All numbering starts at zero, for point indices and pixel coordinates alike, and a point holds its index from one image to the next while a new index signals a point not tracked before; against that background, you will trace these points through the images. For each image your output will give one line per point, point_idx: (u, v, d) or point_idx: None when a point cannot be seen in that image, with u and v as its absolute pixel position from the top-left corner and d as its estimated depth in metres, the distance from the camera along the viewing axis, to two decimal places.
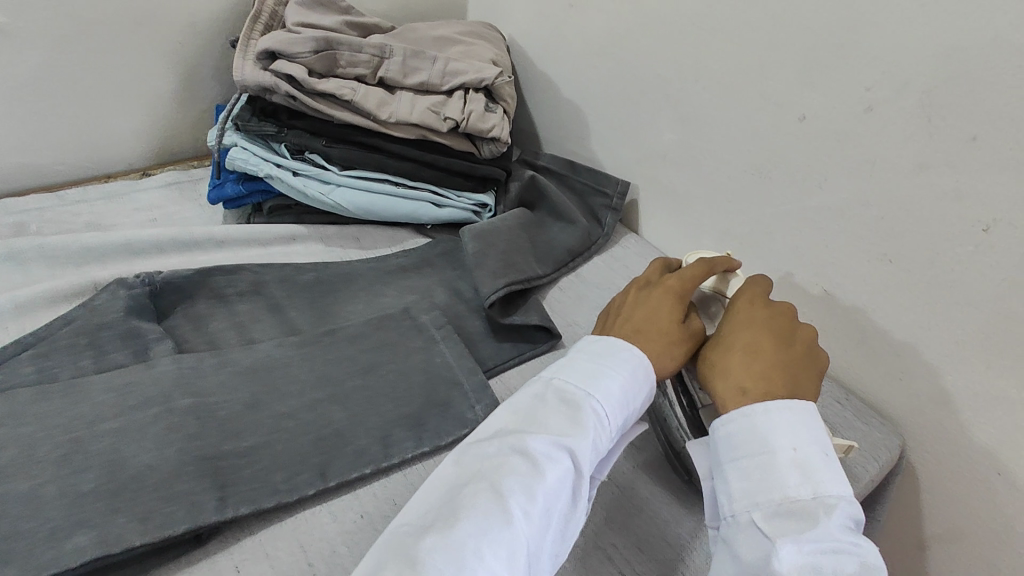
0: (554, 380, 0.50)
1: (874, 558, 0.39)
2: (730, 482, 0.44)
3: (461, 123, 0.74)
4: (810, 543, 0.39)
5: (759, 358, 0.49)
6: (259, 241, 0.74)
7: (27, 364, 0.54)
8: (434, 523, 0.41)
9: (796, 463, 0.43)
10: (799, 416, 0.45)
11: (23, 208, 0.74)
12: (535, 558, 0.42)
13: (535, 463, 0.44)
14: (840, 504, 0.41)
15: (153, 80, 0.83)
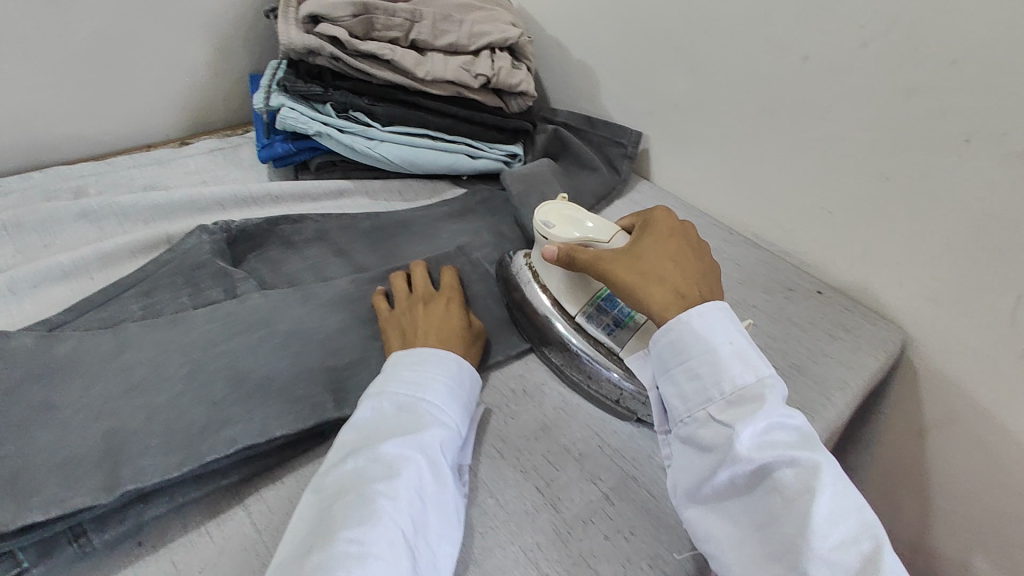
0: (380, 391, 0.50)
1: (806, 424, 0.46)
2: (678, 387, 0.49)
3: (492, 78, 0.80)
4: (760, 423, 0.44)
5: (689, 271, 0.54)
6: (310, 197, 0.79)
7: (133, 302, 0.60)
8: (316, 539, 0.41)
9: (733, 353, 0.47)
10: (722, 314, 0.50)
11: (78, 174, 0.78)
12: (424, 552, 0.42)
13: (401, 466, 0.44)
14: (772, 385, 0.47)
15: (189, 50, 0.85)
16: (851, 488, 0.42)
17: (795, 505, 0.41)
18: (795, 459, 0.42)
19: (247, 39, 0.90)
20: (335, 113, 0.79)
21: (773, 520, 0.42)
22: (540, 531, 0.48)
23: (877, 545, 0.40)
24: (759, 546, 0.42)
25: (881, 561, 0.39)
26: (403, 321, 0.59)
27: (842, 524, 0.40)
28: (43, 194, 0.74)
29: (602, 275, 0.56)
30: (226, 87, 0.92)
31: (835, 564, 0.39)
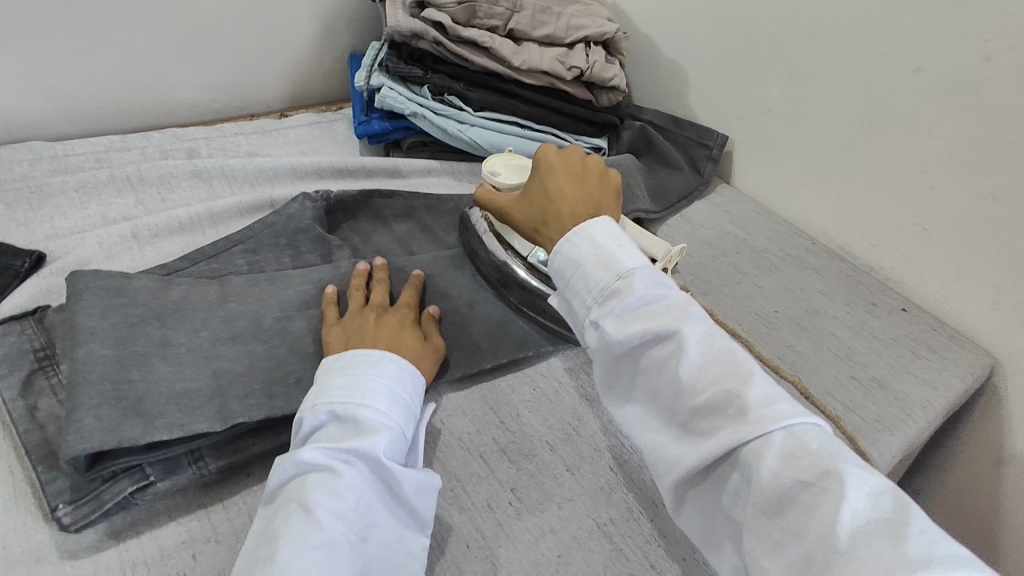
0: (316, 404, 0.46)
1: (679, 299, 0.47)
2: (573, 305, 0.51)
3: (586, 71, 0.81)
4: (625, 310, 0.47)
5: (566, 198, 0.56)
6: (401, 175, 0.82)
7: (241, 258, 0.65)
8: (255, 560, 0.38)
9: (597, 260, 0.49)
10: (592, 225, 0.51)
11: (191, 136, 0.83)
12: (369, 559, 0.40)
13: (337, 475, 0.41)
14: (637, 271, 0.48)
15: (299, 28, 0.90)
16: (716, 338, 0.44)
17: (671, 373, 0.44)
18: (655, 332, 0.45)
19: (351, 20, 0.94)
20: (431, 95, 0.82)
21: (664, 388, 0.44)
22: (615, 509, 0.49)
23: (745, 379, 0.42)
24: (665, 415, 0.45)
25: (744, 392, 0.41)
26: (350, 327, 0.53)
27: (711, 374, 0.43)
28: (159, 152, 0.79)
29: (515, 225, 0.61)
30: (326, 65, 0.96)
31: (710, 411, 0.42)
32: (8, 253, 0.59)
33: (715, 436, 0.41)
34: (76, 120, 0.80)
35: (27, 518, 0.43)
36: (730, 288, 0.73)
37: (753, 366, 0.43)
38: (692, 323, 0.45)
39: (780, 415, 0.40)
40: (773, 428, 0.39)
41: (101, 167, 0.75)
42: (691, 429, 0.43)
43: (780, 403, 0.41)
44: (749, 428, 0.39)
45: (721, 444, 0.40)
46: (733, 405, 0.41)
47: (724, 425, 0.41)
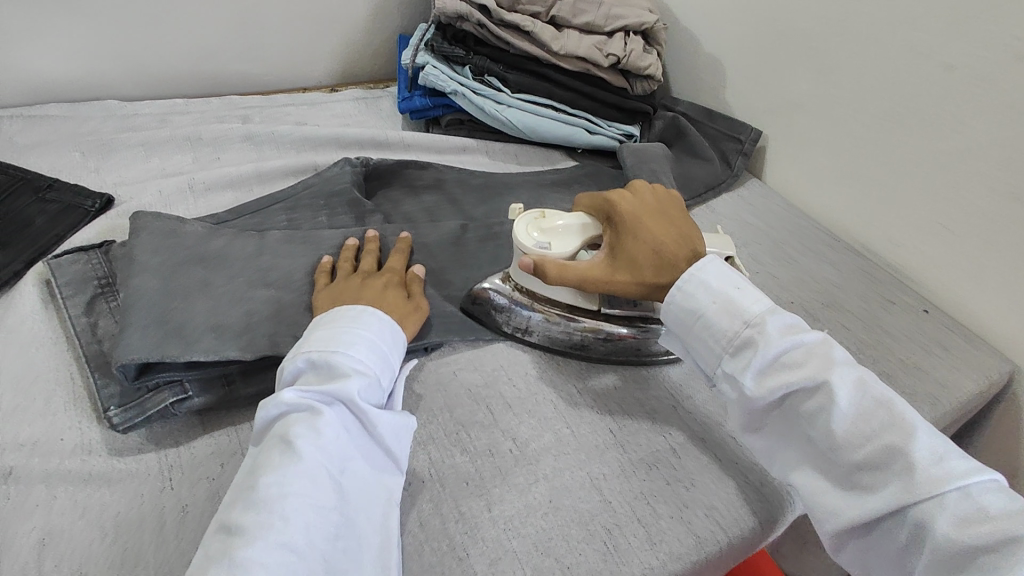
0: (295, 353, 0.48)
1: (814, 343, 0.48)
2: (698, 352, 0.52)
3: (623, 59, 0.84)
4: (764, 362, 0.48)
5: (668, 242, 0.55)
6: (436, 149, 0.86)
7: (283, 215, 0.70)
8: (242, 489, 0.40)
9: (719, 307, 0.50)
10: (706, 266, 0.52)
11: (248, 104, 0.89)
12: (348, 491, 0.42)
13: (316, 412, 0.43)
14: (767, 314, 0.49)
15: (353, 9, 0.95)
16: (869, 385, 0.46)
17: (823, 424, 0.45)
18: (804, 384, 0.46)
19: (402, 3, 0.98)
20: (472, 75, 0.86)
21: (817, 440, 0.46)
22: (608, 465, 0.51)
23: (905, 433, 0.43)
24: (818, 465, 0.46)
25: (910, 447, 0.42)
26: (336, 289, 0.55)
27: (866, 428, 0.44)
28: (217, 116, 0.85)
29: (608, 291, 0.55)
30: (376, 45, 1.01)
31: (879, 468, 0.43)
32: (81, 193, 0.66)
33: (882, 491, 0.42)
34: (146, 83, 0.86)
35: (81, 418, 0.48)
36: (748, 277, 0.74)
37: (910, 413, 0.44)
38: (841, 373, 0.46)
39: (950, 471, 0.41)
40: (949, 486, 0.40)
41: (165, 126, 0.81)
42: (851, 483, 0.44)
43: (948, 458, 0.42)
44: (920, 485, 0.41)
45: (891, 501, 0.42)
46: (901, 461, 0.42)
47: (885, 479, 0.42)
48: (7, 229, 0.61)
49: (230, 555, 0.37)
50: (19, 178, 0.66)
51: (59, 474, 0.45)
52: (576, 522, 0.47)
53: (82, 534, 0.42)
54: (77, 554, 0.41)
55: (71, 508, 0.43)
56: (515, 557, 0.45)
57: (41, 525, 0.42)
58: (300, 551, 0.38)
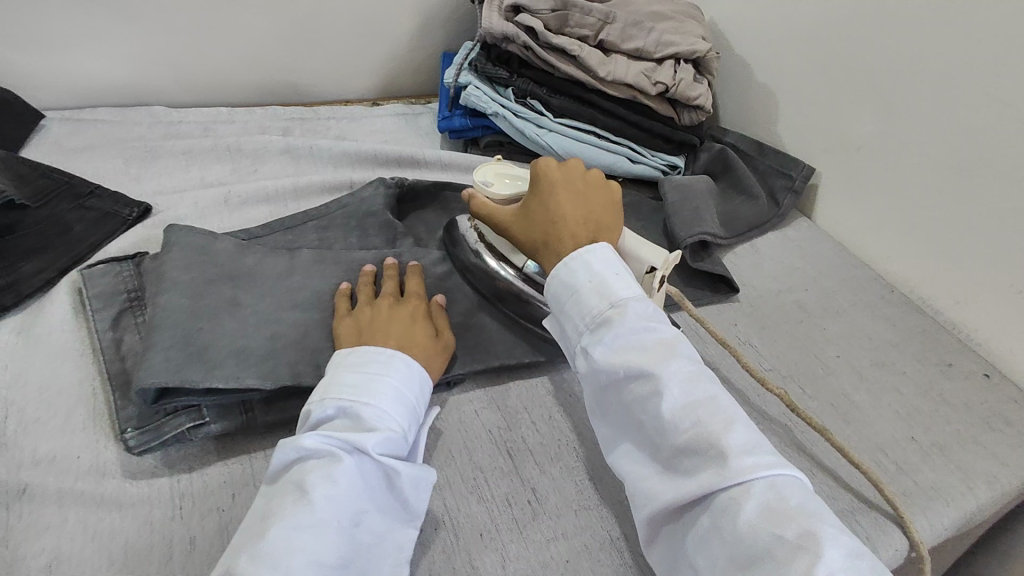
0: (325, 396, 0.47)
1: (667, 333, 0.48)
2: (566, 330, 0.52)
3: (671, 88, 0.81)
4: (615, 339, 0.47)
5: (567, 215, 0.56)
6: (473, 170, 0.85)
7: (315, 234, 0.69)
8: (250, 536, 0.40)
9: (592, 288, 0.50)
10: (593, 250, 0.52)
11: (290, 116, 0.89)
12: (356, 548, 0.41)
13: (335, 462, 0.42)
14: (631, 301, 0.49)
15: (400, 24, 0.94)
16: (699, 380, 0.45)
17: (653, 408, 0.44)
18: (641, 367, 0.45)
19: (449, 20, 0.97)
20: (514, 97, 0.84)
21: (644, 423, 0.45)
22: (633, 527, 0.48)
23: (726, 425, 0.42)
24: (644, 450, 0.45)
25: (722, 436, 0.41)
26: (359, 321, 0.54)
27: (691, 414, 0.43)
28: (258, 127, 0.86)
29: (508, 237, 0.60)
30: (421, 61, 1.00)
31: (687, 453, 0.42)
32: (118, 201, 0.66)
33: (693, 477, 0.41)
34: (193, 90, 0.87)
35: (99, 436, 0.48)
36: (791, 325, 0.70)
37: (734, 411, 0.44)
38: (678, 363, 0.46)
39: (757, 464, 0.40)
40: (748, 479, 0.40)
41: (207, 135, 0.82)
42: (671, 466, 0.43)
43: (758, 453, 0.41)
44: (729, 474, 0.40)
45: (698, 486, 0.40)
46: (714, 448, 0.41)
47: (698, 465, 0.41)
48: (46, 235, 0.61)
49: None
50: (56, 180, 0.64)
51: (70, 495, 0.44)
52: None
53: (90, 561, 0.41)
54: None
55: (81, 531, 0.42)
56: None
57: (50, 547, 0.41)
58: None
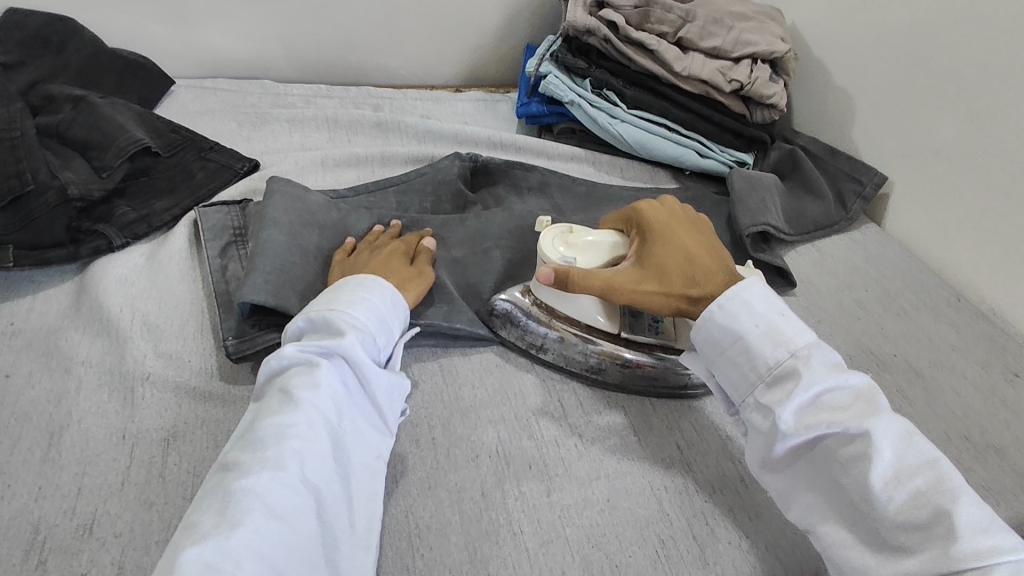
0: (301, 312, 0.50)
1: (854, 380, 0.46)
2: (723, 377, 0.51)
3: (746, 85, 0.83)
4: (803, 398, 0.46)
5: (701, 257, 0.56)
6: (545, 154, 0.89)
7: (396, 198, 0.75)
8: (244, 431, 0.43)
9: (761, 333, 0.49)
10: (747, 287, 0.51)
11: (381, 94, 0.97)
12: (343, 439, 0.45)
13: (315, 366, 0.46)
14: (810, 348, 0.48)
15: (489, 16, 1.00)
16: (910, 438, 0.43)
17: (860, 475, 0.43)
18: (847, 429, 0.44)
19: (535, 14, 1.03)
20: (590, 87, 0.88)
21: (846, 488, 0.43)
22: (671, 479, 0.51)
23: (952, 495, 0.40)
24: (842, 515, 0.44)
25: (952, 510, 0.39)
26: (345, 261, 0.59)
27: (907, 481, 0.41)
28: (354, 103, 0.94)
29: (637, 298, 0.55)
30: (504, 52, 1.06)
31: (906, 524, 0.40)
32: (233, 155, 0.74)
33: (914, 554, 0.40)
34: (300, 67, 0.96)
35: (207, 344, 0.55)
36: (848, 322, 0.70)
37: (960, 479, 0.41)
38: (884, 422, 0.44)
39: (997, 545, 0.38)
40: (988, 561, 0.37)
41: (309, 107, 0.90)
42: (886, 539, 0.41)
43: (991, 531, 0.38)
44: (959, 556, 0.38)
45: (929, 564, 0.39)
46: (942, 524, 0.39)
47: (923, 540, 0.40)
48: (171, 180, 0.70)
49: (229, 487, 0.39)
50: (182, 135, 0.73)
51: (185, 388, 0.51)
52: (633, 527, 0.48)
53: (199, 441, 0.47)
54: (192, 457, 0.46)
55: (192, 418, 0.49)
56: (569, 544, 0.46)
57: (166, 426, 0.48)
58: (295, 487, 0.40)
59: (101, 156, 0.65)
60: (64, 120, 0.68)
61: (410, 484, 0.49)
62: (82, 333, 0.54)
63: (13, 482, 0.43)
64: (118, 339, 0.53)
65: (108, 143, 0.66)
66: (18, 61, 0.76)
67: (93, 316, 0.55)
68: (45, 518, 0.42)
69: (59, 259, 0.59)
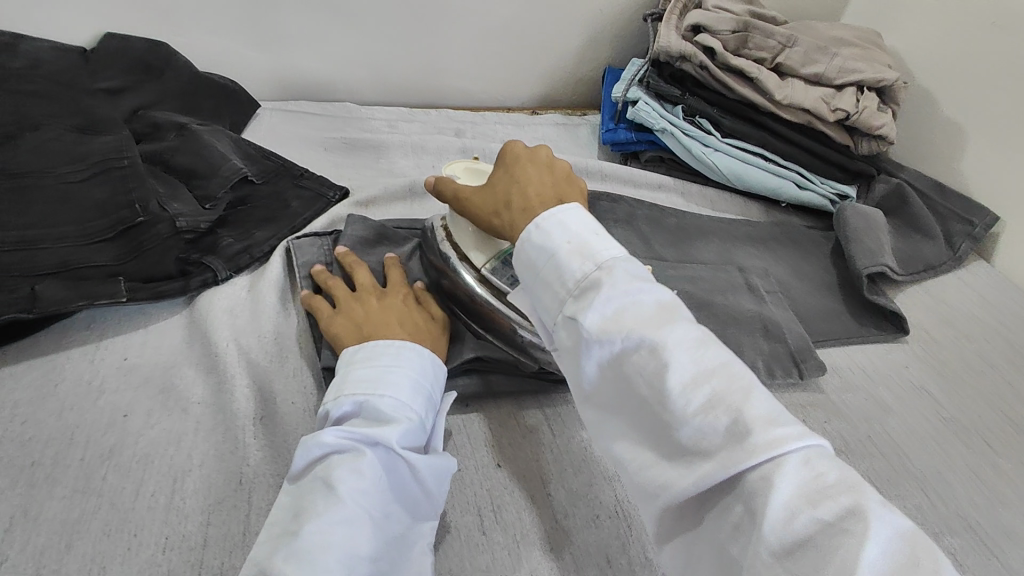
0: (339, 394, 0.47)
1: (658, 295, 0.42)
2: (541, 301, 0.46)
3: (852, 116, 0.79)
4: (603, 305, 0.42)
5: (535, 184, 0.52)
6: (632, 183, 0.86)
7: None
8: (281, 537, 0.39)
9: (572, 249, 0.45)
10: (566, 210, 0.47)
11: (461, 118, 0.96)
12: (388, 536, 0.42)
13: (359, 456, 0.42)
14: (617, 261, 0.44)
15: (570, 40, 0.99)
16: (706, 344, 0.39)
17: (656, 382, 0.39)
18: (640, 338, 0.40)
19: (619, 37, 1.00)
20: (683, 115, 0.85)
21: (643, 400, 0.39)
22: None
23: (745, 393, 0.37)
24: (642, 436, 0.40)
25: (743, 407, 0.36)
26: (356, 316, 0.54)
27: (703, 384, 0.37)
28: (436, 128, 0.93)
29: (472, 215, 0.55)
30: (583, 75, 1.04)
31: (702, 429, 0.36)
32: (325, 183, 0.73)
33: (710, 459, 0.36)
34: (382, 91, 0.97)
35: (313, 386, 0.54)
36: (971, 377, 0.65)
37: (751, 376, 0.38)
38: (680, 329, 0.40)
39: (788, 436, 0.35)
40: (777, 452, 0.34)
41: (393, 132, 0.90)
42: (679, 449, 0.38)
43: (783, 424, 0.35)
44: (750, 449, 0.34)
45: (718, 468, 0.35)
46: (736, 422, 0.36)
47: (714, 446, 0.36)
48: (269, 208, 0.70)
49: None
50: (277, 162, 0.73)
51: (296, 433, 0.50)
52: None
53: None
54: None
55: None
56: None
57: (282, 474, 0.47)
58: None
59: (206, 185, 0.66)
60: (169, 147, 0.69)
61: (532, 546, 0.47)
62: (195, 371, 0.53)
63: (140, 532, 0.42)
64: (226, 377, 0.52)
65: (212, 172, 0.67)
66: (122, 86, 0.77)
67: (203, 352, 0.55)
68: (174, 570, 0.41)
69: (172, 292, 0.59)
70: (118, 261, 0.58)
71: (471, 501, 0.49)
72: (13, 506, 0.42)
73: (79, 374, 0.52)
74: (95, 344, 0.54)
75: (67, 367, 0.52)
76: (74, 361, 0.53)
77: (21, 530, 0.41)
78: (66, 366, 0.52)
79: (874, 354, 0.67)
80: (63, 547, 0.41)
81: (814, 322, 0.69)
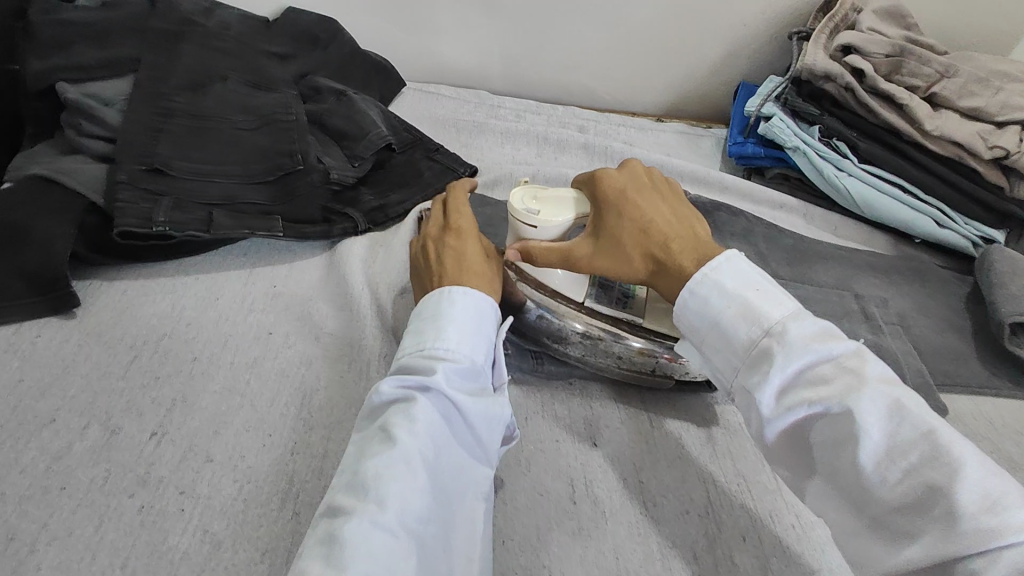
0: (399, 354, 0.48)
1: (850, 359, 0.39)
2: (732, 374, 0.43)
3: (1012, 154, 0.73)
4: (781, 375, 0.40)
5: (661, 223, 0.49)
6: (753, 198, 0.84)
7: None
8: (345, 477, 0.41)
9: (735, 312, 0.43)
10: (717, 265, 0.45)
11: (587, 117, 0.98)
12: (442, 477, 0.42)
13: (412, 400, 0.43)
14: (788, 321, 0.41)
15: (708, 51, 0.98)
16: (904, 410, 0.36)
17: (845, 458, 0.37)
18: (826, 407, 0.38)
19: (759, 52, 0.98)
20: (818, 135, 0.82)
21: (837, 475, 0.37)
22: None
23: (942, 465, 0.34)
24: (842, 502, 0.37)
25: (952, 488, 0.33)
26: (421, 270, 0.55)
27: (901, 461, 0.35)
28: (561, 122, 0.96)
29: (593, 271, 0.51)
30: (715, 88, 1.03)
31: (970, 552, 0.31)
32: (457, 159, 0.77)
33: (929, 549, 0.33)
34: (514, 83, 1.01)
35: None
36: None
37: (963, 446, 0.34)
38: (873, 395, 0.37)
39: (978, 507, 0.32)
40: (985, 533, 0.31)
41: (521, 121, 0.94)
42: (882, 522, 0.35)
43: (1007, 508, 0.31)
44: (964, 540, 0.31)
45: (930, 554, 0.33)
46: (939, 504, 0.33)
47: (930, 532, 0.33)
48: (403, 175, 0.74)
49: (336, 532, 0.37)
50: (414, 135, 0.78)
51: None
52: None
53: None
54: None
55: None
56: None
57: None
58: (395, 530, 0.37)
59: (354, 146, 0.72)
60: (326, 110, 0.75)
61: (619, 524, 0.48)
62: (328, 306, 0.59)
63: (273, 432, 0.48)
64: (355, 316, 0.57)
65: (359, 136, 0.73)
66: (291, 53, 0.85)
67: (338, 292, 0.60)
68: (299, 472, 0.45)
69: (316, 236, 0.66)
70: (274, 202, 0.65)
71: (564, 470, 0.51)
72: (174, 394, 0.49)
73: (235, 294, 0.59)
74: (250, 271, 0.61)
75: (226, 286, 0.59)
76: (231, 282, 0.60)
77: (179, 413, 0.48)
78: (225, 285, 0.60)
79: (1004, 409, 0.63)
80: (212, 433, 0.47)
81: (938, 365, 0.65)
